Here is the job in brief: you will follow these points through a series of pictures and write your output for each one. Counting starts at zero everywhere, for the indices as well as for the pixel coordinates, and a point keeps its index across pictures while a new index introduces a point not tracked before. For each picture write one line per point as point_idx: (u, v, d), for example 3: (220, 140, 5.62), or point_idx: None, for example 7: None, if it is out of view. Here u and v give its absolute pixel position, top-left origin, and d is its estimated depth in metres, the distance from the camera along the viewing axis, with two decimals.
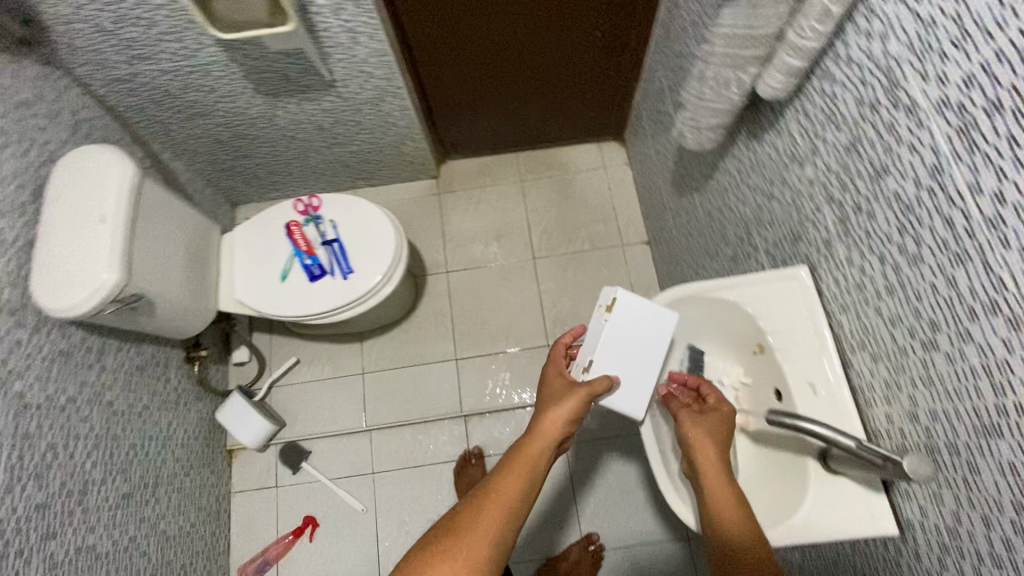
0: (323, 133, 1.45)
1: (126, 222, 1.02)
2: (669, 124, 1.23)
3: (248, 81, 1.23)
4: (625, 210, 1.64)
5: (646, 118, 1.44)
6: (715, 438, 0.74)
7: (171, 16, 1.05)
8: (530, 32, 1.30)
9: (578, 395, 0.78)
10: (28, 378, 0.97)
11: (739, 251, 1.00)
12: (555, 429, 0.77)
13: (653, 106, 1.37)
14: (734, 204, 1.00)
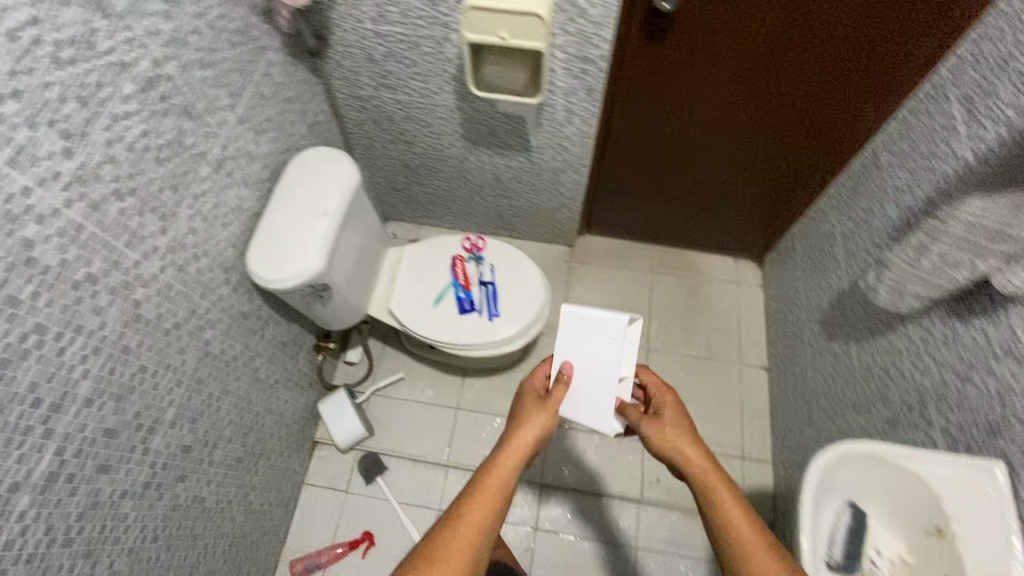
0: (497, 183, 1.57)
1: (340, 220, 1.14)
2: (840, 270, 1.26)
3: (462, 127, 1.37)
4: (750, 331, 1.65)
5: (803, 253, 1.47)
6: (672, 415, 0.90)
7: (433, 63, 1.19)
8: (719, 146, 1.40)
9: (550, 405, 0.89)
10: (216, 330, 1.07)
11: (903, 416, 0.99)
12: (534, 438, 0.85)
13: (815, 244, 1.41)
14: (907, 369, 1.00)
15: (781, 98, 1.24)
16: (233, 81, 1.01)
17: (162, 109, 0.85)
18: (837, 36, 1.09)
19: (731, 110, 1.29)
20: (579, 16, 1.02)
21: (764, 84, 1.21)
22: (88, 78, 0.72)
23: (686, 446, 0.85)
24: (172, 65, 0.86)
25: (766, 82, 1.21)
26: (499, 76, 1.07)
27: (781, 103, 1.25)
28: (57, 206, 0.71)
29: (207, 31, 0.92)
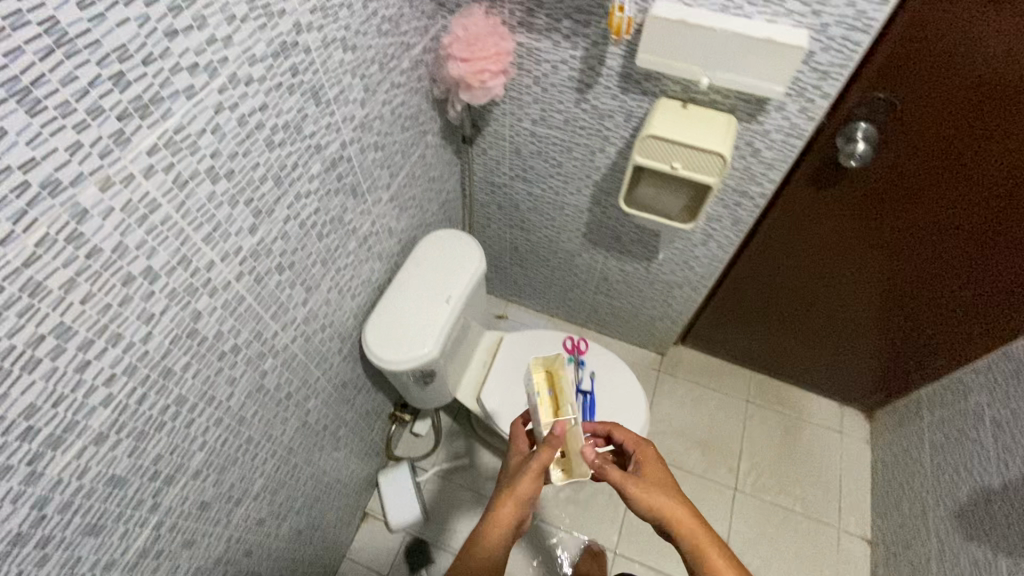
0: (604, 283, 1.53)
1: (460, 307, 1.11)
2: (994, 464, 1.10)
3: (586, 227, 1.35)
4: (852, 491, 1.50)
5: (934, 425, 1.33)
6: (652, 469, 0.89)
7: (581, 166, 1.18)
8: (854, 293, 1.30)
9: (534, 470, 0.81)
10: (318, 400, 1.03)
11: None
12: (516, 508, 0.80)
13: (953, 418, 1.27)
14: None
15: (933, 264, 1.13)
16: (394, 162, 1.02)
17: (335, 187, 0.85)
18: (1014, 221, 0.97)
19: (873, 264, 1.20)
20: (752, 155, 0.99)
21: (917, 248, 1.12)
22: (289, 159, 0.73)
23: (668, 493, 0.82)
24: (353, 147, 0.87)
25: (918, 247, 1.12)
26: (654, 198, 1.04)
27: (931, 270, 1.15)
28: (230, 279, 0.69)
29: (388, 117, 0.94)
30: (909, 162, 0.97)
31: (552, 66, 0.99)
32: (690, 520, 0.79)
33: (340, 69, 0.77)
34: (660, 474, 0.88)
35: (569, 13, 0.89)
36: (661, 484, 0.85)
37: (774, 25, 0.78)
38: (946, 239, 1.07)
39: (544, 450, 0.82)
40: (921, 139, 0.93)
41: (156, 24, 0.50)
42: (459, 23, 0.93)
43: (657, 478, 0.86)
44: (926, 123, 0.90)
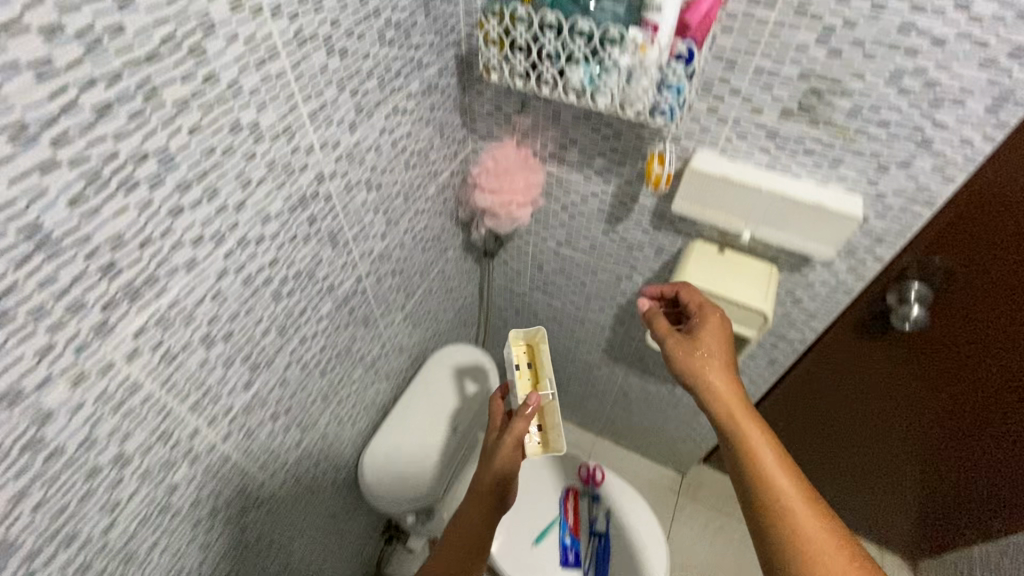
0: (622, 399, 1.42)
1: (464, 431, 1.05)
2: None
3: (606, 345, 1.28)
4: None
5: None
6: (712, 345, 0.75)
7: (606, 288, 1.12)
8: (893, 444, 1.19)
9: (511, 442, 0.81)
10: (306, 539, 0.93)
11: None
12: (493, 484, 0.81)
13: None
14: None
15: (993, 436, 1.00)
16: (411, 283, 0.97)
17: (345, 322, 0.80)
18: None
19: (925, 420, 1.07)
20: (793, 303, 0.92)
21: (977, 415, 0.99)
22: (297, 306, 0.67)
23: (728, 390, 0.72)
24: (368, 279, 0.82)
25: (979, 415, 0.98)
26: None
27: (987, 440, 1.02)
28: (215, 442, 0.62)
29: (406, 243, 0.89)
30: (971, 331, 0.86)
31: (580, 197, 0.95)
32: (740, 405, 0.70)
33: (360, 208, 0.73)
34: (724, 355, 0.75)
35: (603, 153, 0.86)
36: (724, 372, 0.73)
37: (825, 189, 0.74)
38: (999, 415, 0.96)
39: (518, 421, 0.82)
40: (992, 310, 0.82)
41: (158, 206, 0.45)
42: (490, 153, 0.93)
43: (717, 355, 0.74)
44: (999, 295, 0.79)
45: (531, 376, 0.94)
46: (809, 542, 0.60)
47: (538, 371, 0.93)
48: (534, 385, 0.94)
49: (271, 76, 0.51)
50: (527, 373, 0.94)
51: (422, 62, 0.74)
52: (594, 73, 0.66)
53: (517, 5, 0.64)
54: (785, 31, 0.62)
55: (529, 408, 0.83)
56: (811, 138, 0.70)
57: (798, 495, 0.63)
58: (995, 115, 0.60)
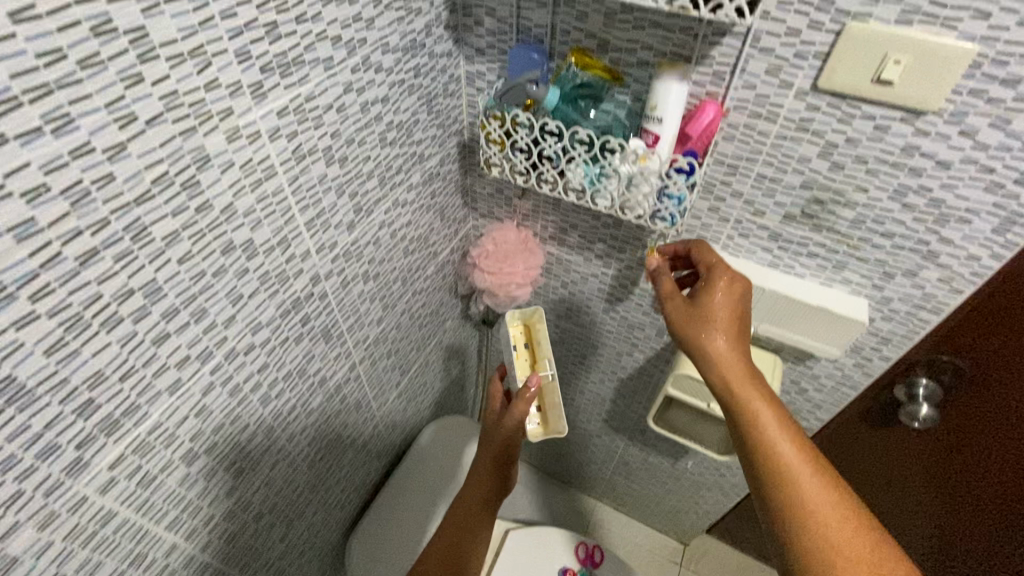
0: (623, 468, 1.38)
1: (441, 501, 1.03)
2: None
3: (606, 415, 1.25)
4: None
5: None
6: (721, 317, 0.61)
7: (606, 362, 1.10)
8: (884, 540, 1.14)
9: (512, 427, 0.75)
10: None
11: None
12: (495, 467, 0.77)
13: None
14: None
15: (979, 540, 0.96)
16: (407, 360, 0.95)
17: (336, 410, 0.78)
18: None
19: (939, 520, 1.00)
20: (799, 392, 0.90)
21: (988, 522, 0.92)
22: (285, 405, 0.65)
23: (740, 372, 0.59)
24: (361, 365, 0.80)
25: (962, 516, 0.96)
26: (687, 423, 0.94)
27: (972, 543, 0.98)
28: (192, 554, 0.59)
29: (403, 323, 0.88)
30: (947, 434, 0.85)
31: (580, 276, 0.94)
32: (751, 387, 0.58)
33: (356, 300, 0.72)
34: (735, 326, 0.62)
35: (604, 239, 0.85)
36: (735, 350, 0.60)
37: (830, 291, 0.73)
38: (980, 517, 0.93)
39: (520, 403, 0.75)
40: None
41: (142, 337, 0.44)
42: (491, 234, 0.93)
43: (727, 328, 0.61)
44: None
45: (529, 357, 0.87)
46: (836, 555, 0.51)
47: (537, 351, 0.86)
48: (532, 367, 0.86)
49: (267, 194, 0.51)
50: (524, 354, 0.87)
51: (423, 154, 0.75)
52: (594, 177, 0.66)
53: (517, 111, 0.64)
54: (786, 143, 0.62)
55: (530, 390, 0.75)
56: (815, 242, 0.69)
57: (821, 489, 0.53)
58: (1003, 235, 0.58)
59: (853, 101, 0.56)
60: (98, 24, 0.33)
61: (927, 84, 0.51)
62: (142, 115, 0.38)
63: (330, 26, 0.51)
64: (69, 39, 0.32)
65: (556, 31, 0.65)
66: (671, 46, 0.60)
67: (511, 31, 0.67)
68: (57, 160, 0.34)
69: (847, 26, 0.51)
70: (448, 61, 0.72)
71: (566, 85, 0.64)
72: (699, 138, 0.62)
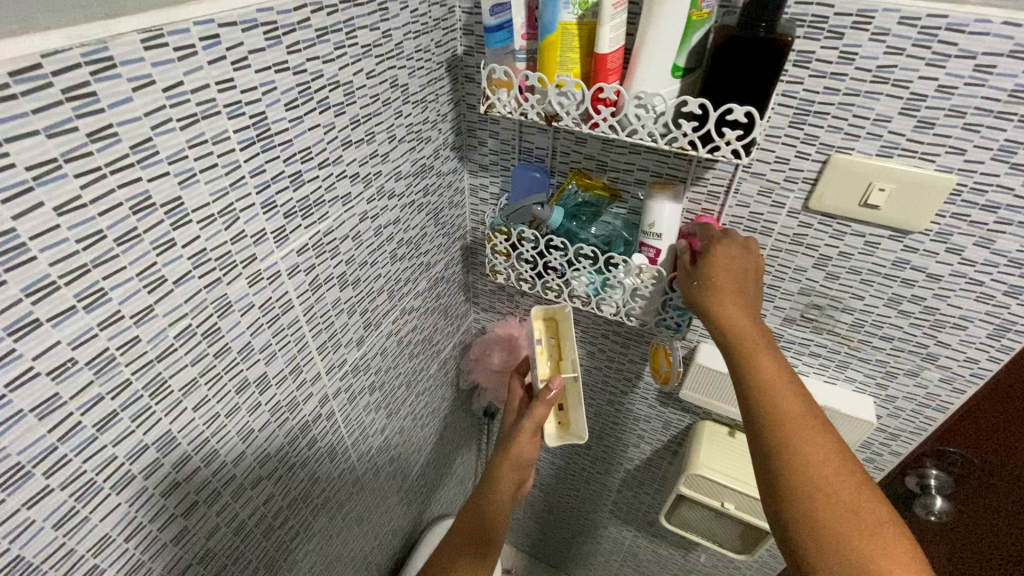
0: (632, 558, 1.31)
1: None
2: None
3: (612, 505, 1.20)
4: None
5: None
6: (730, 280, 0.56)
7: (610, 451, 1.07)
8: None
9: (528, 429, 0.69)
10: None
11: None
12: (514, 471, 0.68)
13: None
14: None
15: None
16: (409, 462, 0.92)
17: (338, 528, 0.74)
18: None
19: None
20: None
21: None
22: (288, 533, 0.62)
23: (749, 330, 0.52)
24: (365, 477, 0.78)
25: None
26: (701, 523, 0.91)
27: None
28: None
29: (406, 426, 0.86)
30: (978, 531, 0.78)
31: (584, 369, 0.94)
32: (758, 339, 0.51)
33: (362, 413, 0.71)
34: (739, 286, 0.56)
35: (607, 335, 0.86)
36: (745, 310, 0.53)
37: (835, 391, 0.73)
38: None
39: (537, 406, 0.69)
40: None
41: (152, 491, 0.42)
42: (494, 330, 0.94)
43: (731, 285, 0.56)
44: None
45: (554, 354, 0.73)
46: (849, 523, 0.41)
47: (561, 350, 0.73)
48: (555, 369, 0.73)
49: (283, 327, 0.51)
50: (548, 351, 0.73)
51: (429, 262, 0.77)
52: (598, 286, 0.68)
53: (523, 228, 0.68)
54: (782, 254, 0.65)
55: (552, 392, 0.69)
56: (816, 343, 0.71)
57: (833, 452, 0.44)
58: (999, 339, 0.60)
59: (842, 219, 0.60)
60: (137, 203, 0.35)
61: (911, 208, 0.55)
62: (171, 276, 0.39)
63: (349, 165, 0.54)
64: (111, 220, 0.33)
65: (556, 153, 0.69)
66: (666, 169, 0.64)
67: (513, 152, 0.71)
68: (87, 333, 0.34)
69: (831, 157, 0.56)
70: (453, 177, 0.75)
71: (569, 203, 0.69)
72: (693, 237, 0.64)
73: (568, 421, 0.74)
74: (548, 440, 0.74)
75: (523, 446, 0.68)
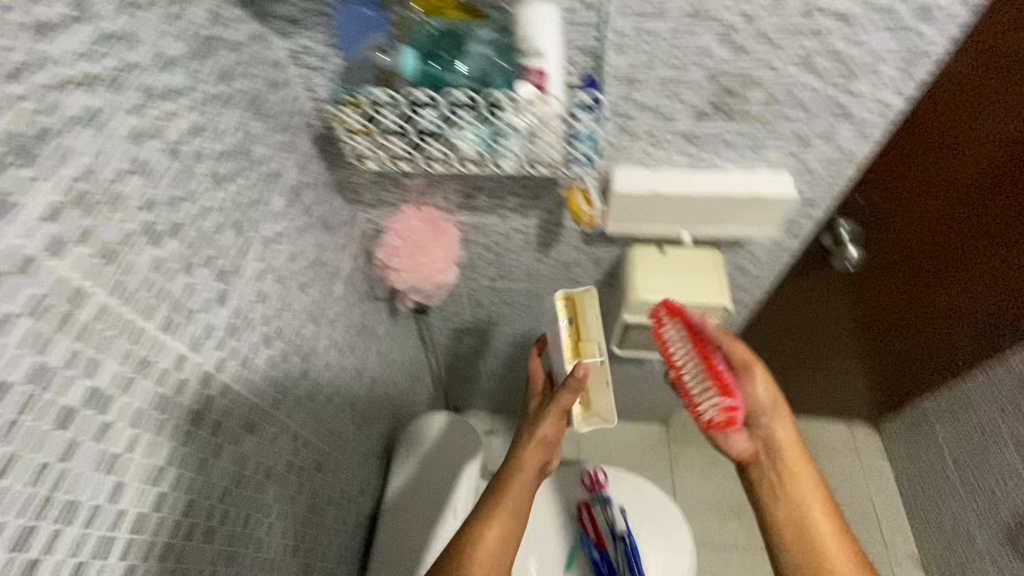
0: None
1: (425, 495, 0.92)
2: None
3: None
4: (890, 515, 1.43)
5: (953, 429, 1.31)
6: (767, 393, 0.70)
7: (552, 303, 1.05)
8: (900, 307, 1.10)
9: (556, 411, 0.72)
10: None
11: None
12: (539, 450, 0.71)
13: (986, 429, 1.22)
14: None
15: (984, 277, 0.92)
16: (353, 389, 0.85)
17: (299, 485, 0.68)
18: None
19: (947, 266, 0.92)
20: (742, 274, 0.90)
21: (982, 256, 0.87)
22: (238, 521, 0.55)
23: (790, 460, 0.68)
24: (307, 426, 0.69)
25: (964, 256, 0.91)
26: (651, 340, 0.94)
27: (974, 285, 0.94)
28: None
29: (333, 359, 0.76)
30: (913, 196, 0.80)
31: (502, 233, 0.85)
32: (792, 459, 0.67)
33: (271, 368, 0.60)
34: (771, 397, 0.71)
35: (514, 191, 0.76)
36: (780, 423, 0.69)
37: (756, 176, 0.70)
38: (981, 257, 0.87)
39: (564, 392, 0.71)
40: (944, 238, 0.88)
41: None
42: (392, 228, 0.82)
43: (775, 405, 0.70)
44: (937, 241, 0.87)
45: (573, 338, 0.78)
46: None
47: (579, 332, 0.78)
48: (576, 353, 0.78)
49: (89, 323, 0.37)
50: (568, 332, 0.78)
51: (274, 170, 0.60)
52: (488, 140, 0.56)
53: (374, 90, 0.53)
54: (683, 37, 0.55)
55: (575, 377, 0.70)
56: (732, 132, 0.65)
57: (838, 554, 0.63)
58: (907, 74, 0.56)
59: None
60: None
61: None
62: None
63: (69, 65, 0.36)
64: None
65: None
66: None
67: None
68: None
69: None
70: (257, 47, 0.56)
71: (422, 43, 0.53)
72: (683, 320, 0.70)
73: (588, 403, 0.78)
74: (577, 426, 0.77)
75: (550, 424, 0.72)
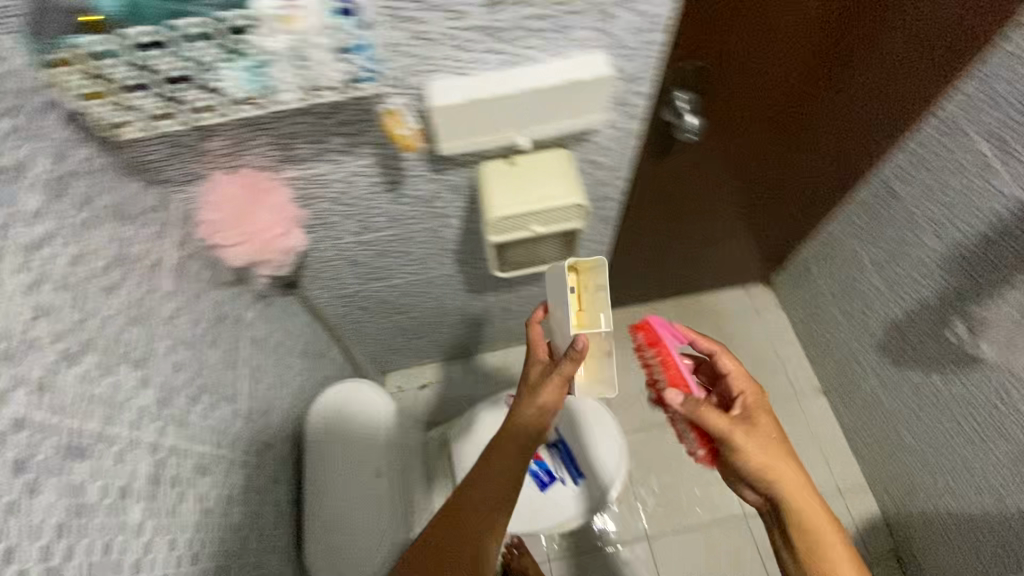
0: (507, 313, 1.38)
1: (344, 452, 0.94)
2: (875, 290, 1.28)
3: (461, 285, 1.19)
4: (788, 356, 1.59)
5: (824, 268, 1.44)
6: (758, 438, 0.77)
7: (428, 242, 1.00)
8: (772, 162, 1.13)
9: (557, 381, 0.76)
10: None
11: (986, 432, 1.07)
12: (537, 418, 0.78)
13: (852, 266, 1.34)
14: (997, 400, 1.03)
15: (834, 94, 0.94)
16: (227, 382, 0.79)
17: (177, 493, 0.64)
18: (884, 92, 0.98)
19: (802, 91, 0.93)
20: (598, 167, 0.90)
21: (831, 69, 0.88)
22: (92, 550, 0.50)
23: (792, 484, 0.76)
24: (169, 432, 0.64)
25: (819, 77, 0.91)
26: (528, 255, 0.93)
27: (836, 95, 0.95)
28: None
29: (185, 357, 0.70)
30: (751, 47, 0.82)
31: (340, 180, 0.79)
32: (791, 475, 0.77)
33: (90, 384, 0.54)
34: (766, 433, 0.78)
35: (331, 129, 0.69)
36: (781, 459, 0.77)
37: (571, 63, 0.67)
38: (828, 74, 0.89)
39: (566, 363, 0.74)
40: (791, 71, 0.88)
41: None
42: (210, 202, 0.73)
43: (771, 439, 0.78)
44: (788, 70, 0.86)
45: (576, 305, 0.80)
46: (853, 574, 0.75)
47: (581, 301, 0.80)
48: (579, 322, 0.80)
49: None
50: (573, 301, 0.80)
51: None
52: (246, 75, 0.51)
53: (84, 41, 0.46)
54: None
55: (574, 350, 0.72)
56: (531, 17, 0.61)
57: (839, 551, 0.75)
58: None
59: None
60: None
61: None
62: None
63: None
64: None
65: None
66: None
67: None
68: None
69: None
70: None
71: None
72: (659, 351, 0.80)
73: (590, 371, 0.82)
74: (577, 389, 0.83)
75: (551, 396, 0.77)
